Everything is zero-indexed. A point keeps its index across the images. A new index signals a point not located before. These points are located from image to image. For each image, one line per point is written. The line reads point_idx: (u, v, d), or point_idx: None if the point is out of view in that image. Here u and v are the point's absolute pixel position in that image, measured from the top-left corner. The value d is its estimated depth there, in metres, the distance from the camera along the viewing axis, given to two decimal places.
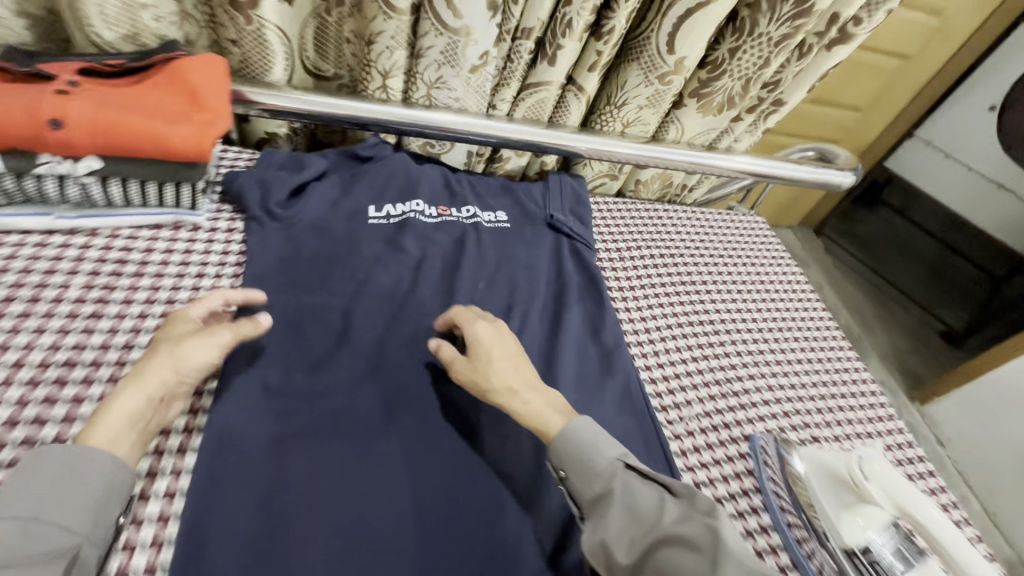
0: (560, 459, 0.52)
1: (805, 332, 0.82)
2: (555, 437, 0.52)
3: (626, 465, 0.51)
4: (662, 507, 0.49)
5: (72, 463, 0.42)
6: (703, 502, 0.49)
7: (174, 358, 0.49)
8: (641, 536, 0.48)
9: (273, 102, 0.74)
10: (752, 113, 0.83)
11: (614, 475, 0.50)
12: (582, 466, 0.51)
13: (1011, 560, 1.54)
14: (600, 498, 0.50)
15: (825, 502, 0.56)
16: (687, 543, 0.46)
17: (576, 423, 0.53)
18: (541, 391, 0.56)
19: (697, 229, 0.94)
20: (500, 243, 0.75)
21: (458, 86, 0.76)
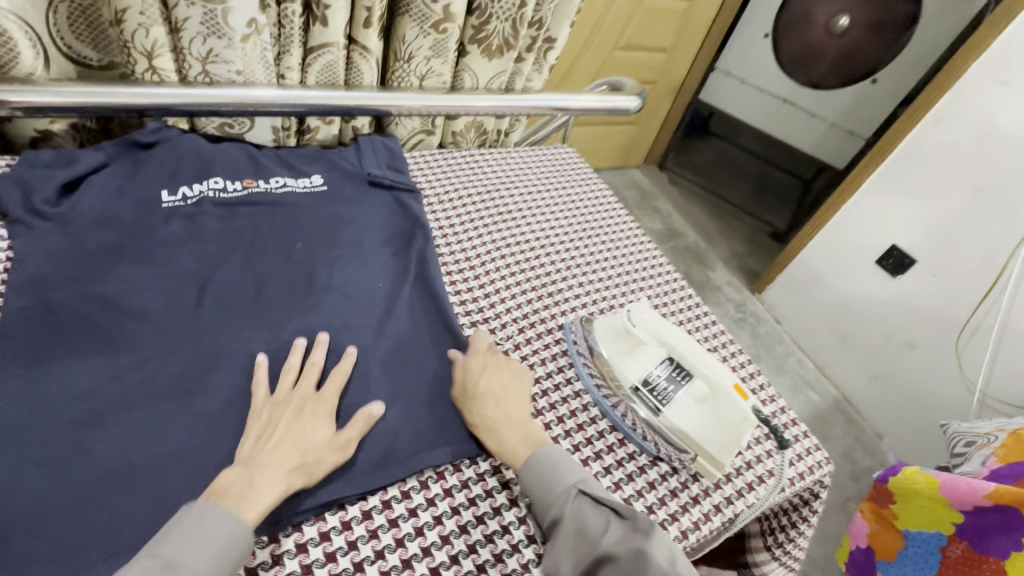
0: (525, 487, 0.56)
1: (610, 235, 0.95)
2: (523, 463, 0.56)
3: (581, 490, 0.54)
4: (604, 530, 0.50)
5: (206, 521, 0.44)
6: (643, 524, 0.49)
7: (298, 437, 0.52)
8: (584, 558, 0.49)
9: (26, 98, 0.66)
10: (531, 52, 0.93)
11: (563, 502, 0.52)
12: (541, 493, 0.54)
13: (838, 399, 1.87)
14: (545, 517, 0.53)
15: (609, 350, 0.65)
16: (619, 561, 0.47)
17: (544, 450, 0.57)
18: (519, 428, 0.59)
19: (511, 166, 1.04)
20: (314, 207, 0.77)
21: (234, 58, 0.75)
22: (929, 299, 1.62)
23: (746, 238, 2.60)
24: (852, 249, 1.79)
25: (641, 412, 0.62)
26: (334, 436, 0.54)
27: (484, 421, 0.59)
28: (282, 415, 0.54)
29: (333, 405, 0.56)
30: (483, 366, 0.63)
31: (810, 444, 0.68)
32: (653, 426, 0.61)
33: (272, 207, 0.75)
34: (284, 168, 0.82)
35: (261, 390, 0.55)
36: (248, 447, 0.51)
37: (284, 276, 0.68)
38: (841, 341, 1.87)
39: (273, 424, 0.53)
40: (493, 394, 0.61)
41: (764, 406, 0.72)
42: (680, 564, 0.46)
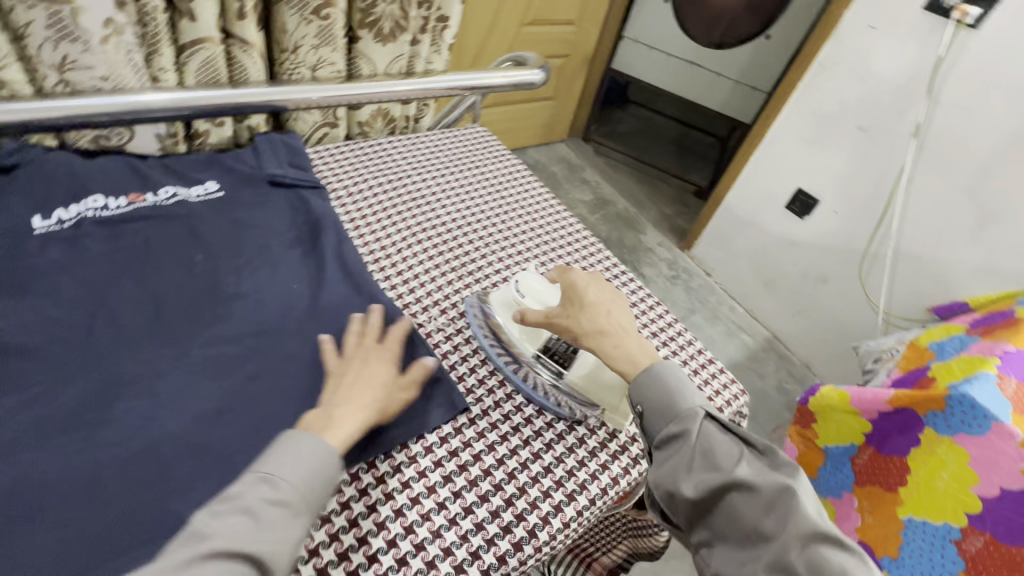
0: (650, 396, 0.58)
1: (528, 209, 0.97)
2: (642, 374, 0.59)
3: (709, 414, 0.56)
4: (734, 455, 0.52)
5: (296, 445, 0.48)
6: (781, 461, 0.51)
7: (369, 379, 0.56)
8: (706, 478, 0.51)
9: None
10: (425, 33, 0.92)
11: (689, 418, 0.54)
12: (664, 405, 0.57)
13: (768, 338, 2.00)
14: (666, 430, 0.55)
15: (507, 322, 0.70)
16: (752, 491, 0.49)
17: (665, 367, 0.59)
18: (630, 335, 0.63)
19: (423, 150, 1.03)
20: (213, 213, 0.73)
21: (95, 63, 0.69)
22: (832, 235, 1.76)
23: (672, 198, 2.71)
24: (764, 198, 1.90)
25: (546, 379, 0.67)
26: (396, 379, 0.59)
27: (598, 330, 0.63)
28: (350, 366, 0.57)
29: (397, 351, 0.61)
30: (586, 280, 0.68)
31: (726, 380, 0.74)
32: (561, 388, 0.67)
33: (165, 219, 0.70)
34: (174, 178, 0.77)
35: (330, 357, 0.59)
36: (326, 395, 0.54)
37: (187, 289, 0.64)
38: (765, 284, 2.00)
39: (341, 379, 0.56)
40: (602, 303, 0.66)
41: (681, 351, 0.77)
42: (827, 520, 0.47)
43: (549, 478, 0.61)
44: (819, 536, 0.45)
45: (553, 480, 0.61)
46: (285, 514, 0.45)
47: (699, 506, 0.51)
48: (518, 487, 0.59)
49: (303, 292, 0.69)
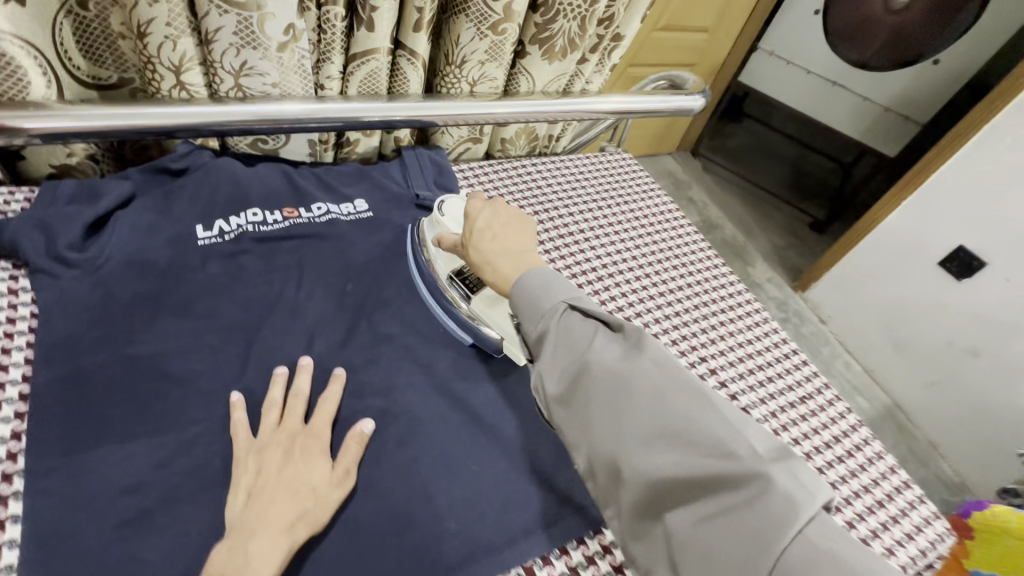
0: (514, 305, 0.50)
1: (681, 262, 0.88)
2: (512, 288, 0.51)
3: (573, 305, 0.48)
4: (593, 336, 0.46)
5: None
6: (634, 335, 0.46)
7: (293, 480, 0.45)
8: (574, 364, 0.45)
9: (42, 124, 0.58)
10: (595, 53, 0.84)
11: (552, 317, 0.47)
12: (528, 309, 0.49)
13: (888, 406, 1.77)
14: (533, 331, 0.48)
15: (438, 258, 0.64)
16: (623, 368, 0.43)
17: (523, 278, 0.51)
18: (516, 257, 0.54)
19: (568, 177, 0.96)
20: (365, 237, 0.69)
21: (269, 70, 0.67)
22: (997, 305, 1.51)
23: (784, 229, 2.47)
24: (913, 249, 1.67)
25: (450, 304, 0.62)
26: (332, 471, 0.48)
27: (481, 256, 0.56)
28: (270, 459, 0.47)
29: (326, 438, 0.50)
30: (479, 207, 0.59)
31: (913, 525, 0.65)
32: (456, 313, 0.61)
33: (318, 240, 0.67)
34: (326, 191, 0.74)
35: (240, 432, 0.48)
36: (236, 510, 0.43)
37: (338, 323, 0.60)
38: (893, 346, 1.77)
39: (262, 476, 0.45)
40: (489, 228, 0.58)
41: (858, 479, 0.69)
42: (674, 375, 0.43)
43: None
44: (733, 437, 0.39)
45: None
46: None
47: (573, 387, 0.44)
48: None
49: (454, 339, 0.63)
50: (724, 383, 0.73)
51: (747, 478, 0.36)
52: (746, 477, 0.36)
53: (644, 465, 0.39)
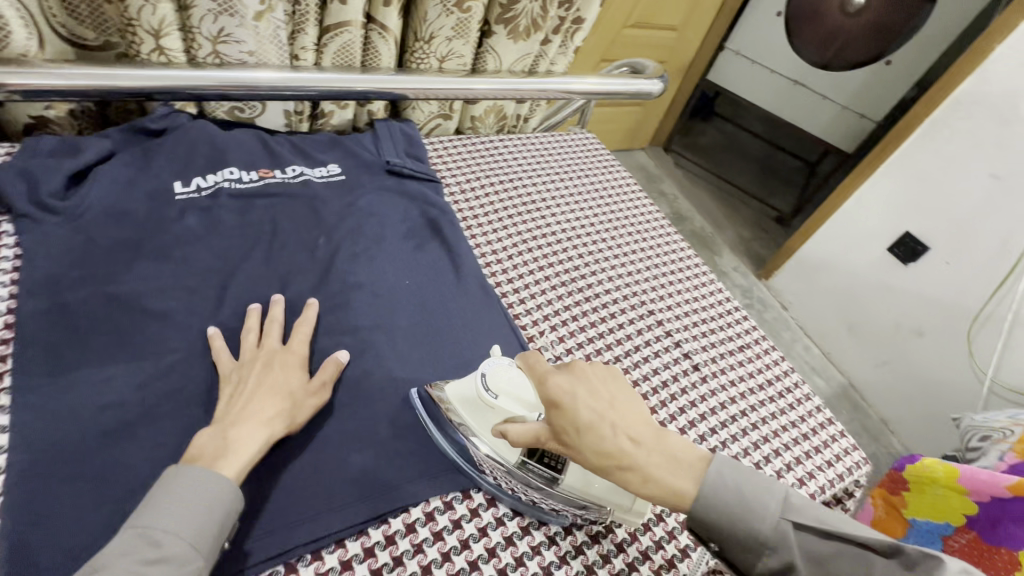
0: (708, 530, 0.47)
1: (637, 228, 0.94)
2: (693, 510, 0.46)
3: (791, 521, 0.46)
4: (860, 566, 0.43)
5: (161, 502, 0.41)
6: (918, 555, 0.41)
7: (273, 386, 0.50)
8: (806, 570, 0.44)
9: (26, 81, 0.61)
10: (558, 34, 0.89)
11: (767, 541, 0.45)
12: (739, 521, 0.46)
13: (843, 385, 1.87)
14: (743, 554, 0.46)
15: (480, 435, 0.52)
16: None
17: (713, 477, 0.47)
18: (663, 458, 0.47)
19: (533, 152, 1.01)
20: (336, 197, 0.73)
21: (246, 38, 0.71)
22: (938, 286, 1.62)
23: (751, 222, 2.58)
24: (864, 234, 1.77)
25: (542, 493, 0.51)
26: (308, 382, 0.53)
27: (583, 422, 0.46)
28: (251, 372, 0.51)
29: (302, 356, 0.55)
30: (568, 386, 0.48)
31: (844, 447, 0.71)
32: (552, 497, 0.51)
33: (291, 198, 0.71)
34: (300, 156, 0.78)
35: (245, 343, 0.54)
36: (223, 404, 0.49)
37: (310, 271, 0.64)
38: (848, 328, 1.87)
39: (244, 382, 0.50)
40: (601, 419, 0.47)
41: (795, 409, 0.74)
42: None
43: (661, 527, 0.57)
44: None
45: (665, 531, 0.57)
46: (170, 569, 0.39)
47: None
48: (629, 533, 0.56)
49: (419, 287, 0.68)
50: (670, 333, 0.78)
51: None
52: None
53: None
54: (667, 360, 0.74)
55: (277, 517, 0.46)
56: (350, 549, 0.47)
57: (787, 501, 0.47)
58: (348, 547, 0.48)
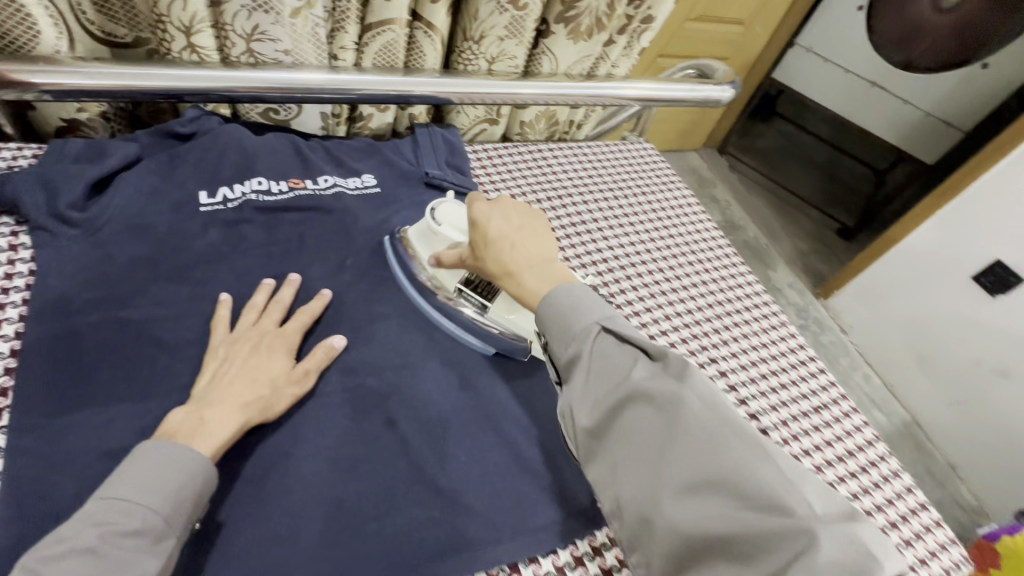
0: (540, 324, 0.49)
1: (698, 255, 0.85)
2: (540, 304, 0.50)
3: (606, 327, 0.47)
4: (632, 365, 0.45)
5: (158, 462, 0.39)
6: (676, 364, 0.44)
7: (254, 368, 0.48)
8: (611, 396, 0.44)
9: (51, 81, 0.58)
10: (624, 34, 0.79)
11: (583, 339, 0.46)
12: (558, 330, 0.48)
13: (907, 423, 1.69)
14: (562, 356, 0.47)
15: (423, 253, 0.61)
16: (658, 400, 0.42)
17: (558, 291, 0.49)
18: (541, 268, 0.52)
19: (586, 163, 0.93)
20: (369, 212, 0.67)
21: (282, 36, 0.65)
22: None
23: (809, 234, 2.39)
24: (947, 260, 1.59)
25: (465, 316, 0.59)
26: (292, 368, 0.51)
27: (506, 269, 0.53)
28: (238, 352, 0.49)
29: (293, 341, 0.53)
30: (489, 211, 0.56)
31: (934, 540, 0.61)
32: (477, 324, 0.59)
33: (319, 213, 0.65)
34: (334, 164, 0.72)
35: (221, 326, 0.51)
36: (202, 386, 0.47)
37: (336, 298, 0.59)
38: (917, 361, 1.70)
39: (229, 361, 0.49)
40: (504, 239, 0.54)
41: (876, 491, 0.64)
42: (716, 411, 0.41)
43: None
44: (636, 375, 0.44)
45: None
46: (143, 544, 0.37)
47: (599, 414, 0.44)
48: None
49: None
50: (734, 387, 0.70)
51: (756, 478, 0.38)
52: (790, 513, 0.35)
53: (673, 496, 0.39)
54: None
55: None
56: None
57: (610, 314, 0.48)
58: None
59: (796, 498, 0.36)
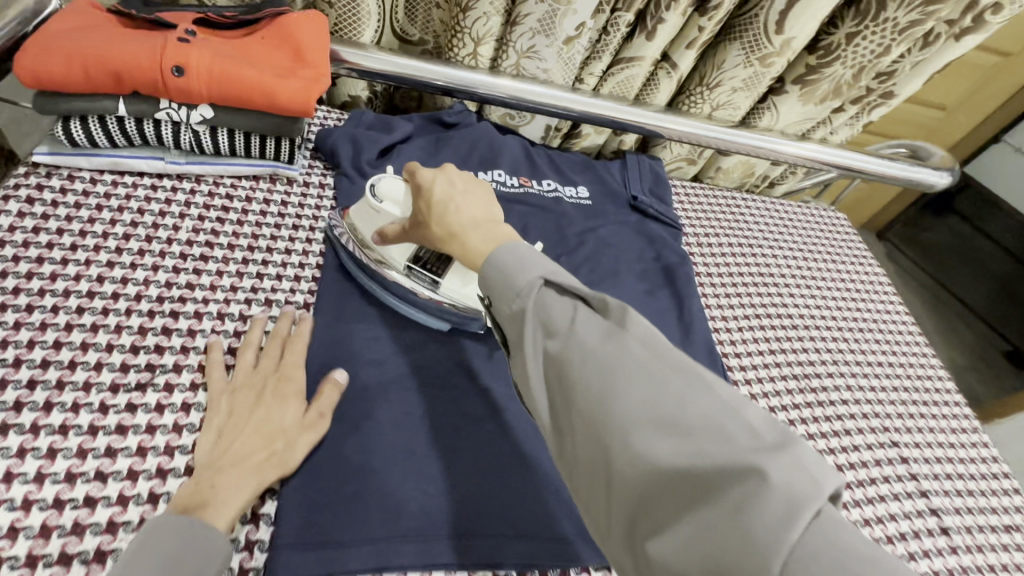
0: (483, 288, 0.41)
1: (886, 335, 0.81)
2: (483, 264, 0.41)
3: (547, 282, 0.39)
4: (573, 316, 0.37)
5: (181, 537, 0.38)
6: (619, 309, 0.36)
7: (264, 421, 0.46)
8: (552, 352, 0.37)
9: (364, 62, 0.73)
10: (857, 104, 0.79)
11: (526, 293, 0.38)
12: (501, 288, 0.40)
13: None
14: (505, 317, 0.39)
15: (364, 234, 0.58)
16: (603, 354, 0.35)
17: (501, 250, 0.41)
18: (487, 228, 0.44)
19: (777, 219, 0.94)
20: (582, 218, 0.74)
21: (548, 57, 0.76)
22: None
23: (969, 348, 2.13)
24: None
25: (414, 293, 0.56)
26: (305, 413, 0.48)
27: (448, 228, 0.45)
28: (240, 400, 0.47)
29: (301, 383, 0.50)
30: (430, 176, 0.49)
31: None
32: (427, 300, 0.57)
33: (541, 210, 0.73)
34: (555, 171, 0.80)
35: (216, 371, 0.49)
36: (206, 449, 0.45)
37: None
38: None
39: (232, 417, 0.46)
40: (447, 200, 0.47)
41: None
42: (678, 361, 0.34)
43: None
44: (581, 326, 0.36)
45: None
46: None
47: (568, 382, 0.35)
48: None
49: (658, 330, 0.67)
50: (915, 476, 0.65)
51: (769, 481, 0.28)
52: (760, 473, 0.29)
53: (636, 455, 0.31)
54: (909, 509, 0.62)
55: (494, 523, 0.47)
56: None
57: (560, 271, 0.40)
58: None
59: (752, 447, 0.30)
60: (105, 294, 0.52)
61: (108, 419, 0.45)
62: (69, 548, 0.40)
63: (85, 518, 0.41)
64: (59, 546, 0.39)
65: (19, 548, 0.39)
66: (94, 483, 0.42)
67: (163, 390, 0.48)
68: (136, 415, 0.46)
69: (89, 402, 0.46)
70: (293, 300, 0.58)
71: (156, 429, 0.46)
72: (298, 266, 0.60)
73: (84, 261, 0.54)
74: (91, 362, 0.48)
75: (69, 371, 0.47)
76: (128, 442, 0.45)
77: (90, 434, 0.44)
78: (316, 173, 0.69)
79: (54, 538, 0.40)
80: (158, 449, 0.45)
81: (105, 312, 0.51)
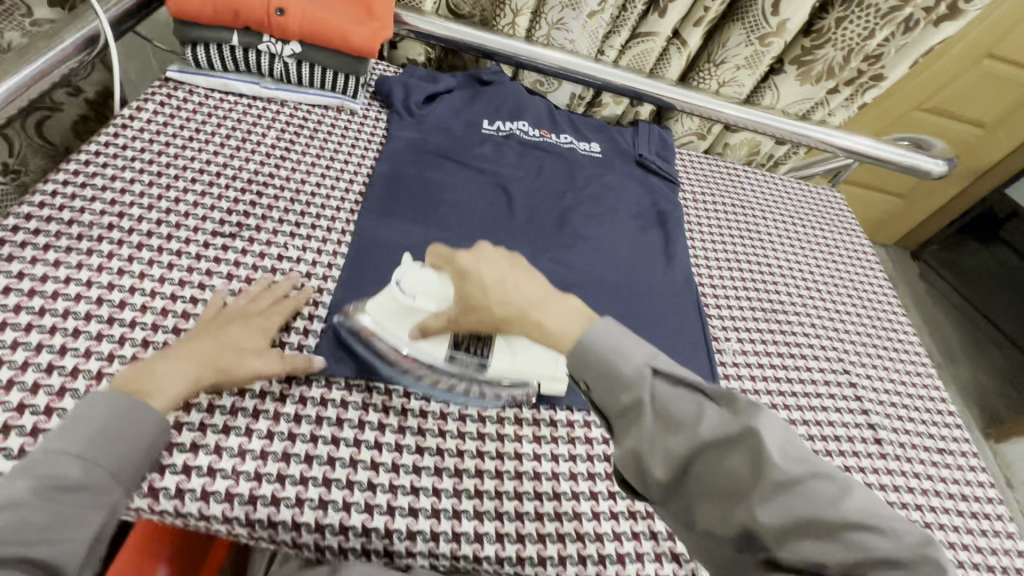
0: (581, 375, 0.43)
1: (862, 292, 0.89)
2: (569, 352, 0.44)
3: (655, 368, 0.41)
4: (693, 406, 0.39)
5: (113, 415, 0.46)
6: (744, 402, 0.38)
7: (231, 337, 0.54)
8: (680, 448, 0.38)
9: (419, 24, 0.87)
10: (849, 85, 0.89)
11: (639, 385, 0.40)
12: (606, 379, 0.42)
13: None
14: (618, 405, 0.41)
15: (392, 332, 0.57)
16: (735, 444, 0.36)
17: (593, 331, 0.44)
18: (555, 302, 0.48)
19: (774, 189, 1.03)
20: (588, 165, 0.87)
21: (574, 28, 0.89)
22: None
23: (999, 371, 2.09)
24: None
25: (462, 378, 0.57)
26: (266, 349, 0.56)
27: (514, 307, 0.48)
28: (223, 318, 0.57)
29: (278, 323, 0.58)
30: (473, 260, 0.52)
31: None
32: (471, 385, 0.58)
33: (553, 154, 0.86)
34: (573, 129, 0.93)
35: (217, 299, 0.59)
36: (187, 337, 0.54)
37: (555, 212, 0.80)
38: None
39: (210, 326, 0.55)
40: (498, 286, 0.50)
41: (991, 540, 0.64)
42: (795, 452, 0.36)
43: None
44: (705, 422, 0.37)
45: None
46: (85, 497, 0.42)
47: (705, 488, 0.37)
48: None
49: (645, 256, 0.79)
50: (861, 399, 0.74)
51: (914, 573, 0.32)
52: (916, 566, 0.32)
53: (782, 550, 0.34)
54: (849, 420, 0.71)
55: None
56: (524, 412, 0.61)
57: (656, 352, 0.42)
58: (524, 411, 0.61)
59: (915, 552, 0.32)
60: (211, 173, 0.70)
61: (209, 252, 0.64)
62: (180, 324, 0.58)
63: (190, 309, 0.59)
64: (173, 322, 0.58)
65: (147, 318, 0.58)
66: (196, 289, 0.61)
67: (247, 241, 0.66)
68: (227, 254, 0.64)
69: (196, 239, 0.64)
70: (347, 197, 0.74)
71: (240, 264, 0.64)
72: (351, 174, 0.76)
73: (197, 149, 0.72)
74: (199, 216, 0.66)
75: (184, 219, 0.65)
76: (222, 268, 0.63)
77: (195, 258, 0.63)
78: (373, 110, 0.85)
79: (170, 316, 0.58)
80: (241, 279, 0.63)
81: (210, 185, 0.69)
